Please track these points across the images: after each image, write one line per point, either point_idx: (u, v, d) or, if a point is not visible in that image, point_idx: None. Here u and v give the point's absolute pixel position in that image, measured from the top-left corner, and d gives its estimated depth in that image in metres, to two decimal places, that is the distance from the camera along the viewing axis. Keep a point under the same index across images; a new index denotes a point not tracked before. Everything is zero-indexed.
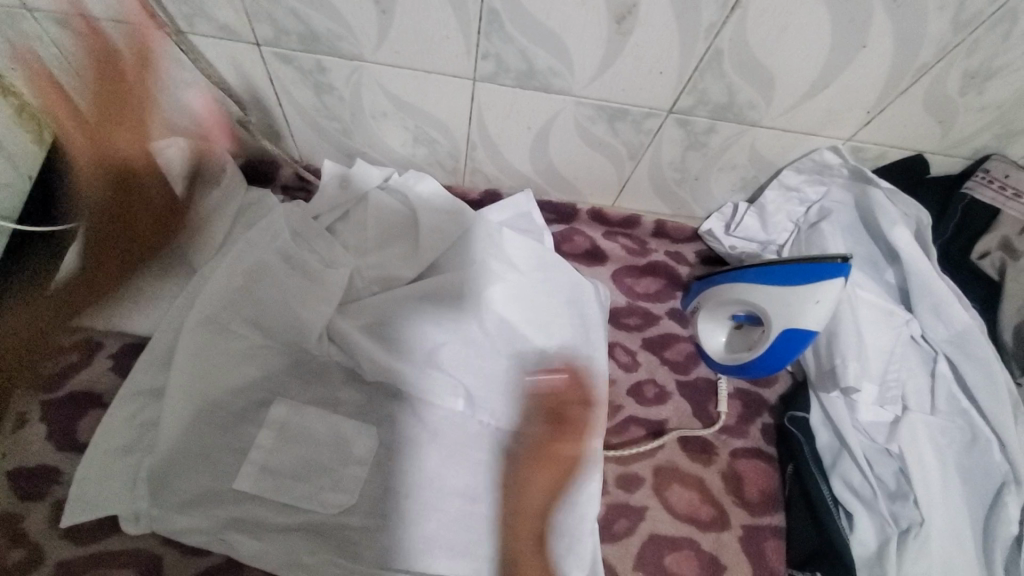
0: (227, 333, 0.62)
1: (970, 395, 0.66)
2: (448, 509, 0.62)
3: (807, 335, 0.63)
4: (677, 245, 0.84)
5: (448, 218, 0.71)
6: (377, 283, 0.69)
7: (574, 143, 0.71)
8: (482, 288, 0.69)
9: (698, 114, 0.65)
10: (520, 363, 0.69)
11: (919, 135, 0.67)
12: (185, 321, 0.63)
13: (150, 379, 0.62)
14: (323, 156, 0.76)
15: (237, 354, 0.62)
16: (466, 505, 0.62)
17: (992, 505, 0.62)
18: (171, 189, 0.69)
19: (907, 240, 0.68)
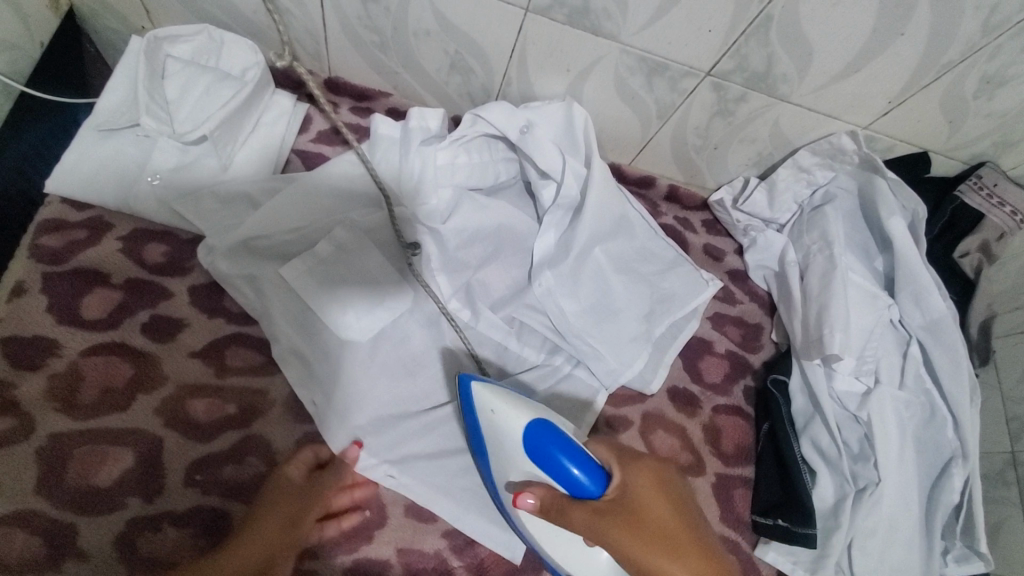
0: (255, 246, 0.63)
1: (934, 379, 0.72)
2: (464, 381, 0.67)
3: (943, 321, 0.72)
4: (685, 212, 0.87)
5: (459, 159, 0.71)
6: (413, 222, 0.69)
7: (609, 92, 0.72)
8: (552, 236, 0.72)
9: (733, 80, 0.67)
10: (624, 281, 0.74)
11: (928, 133, 0.71)
12: (226, 234, 0.62)
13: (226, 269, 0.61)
14: (354, 70, 0.74)
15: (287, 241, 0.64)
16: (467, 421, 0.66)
17: (939, 475, 0.70)
18: (195, 81, 0.68)
19: (901, 230, 0.73)
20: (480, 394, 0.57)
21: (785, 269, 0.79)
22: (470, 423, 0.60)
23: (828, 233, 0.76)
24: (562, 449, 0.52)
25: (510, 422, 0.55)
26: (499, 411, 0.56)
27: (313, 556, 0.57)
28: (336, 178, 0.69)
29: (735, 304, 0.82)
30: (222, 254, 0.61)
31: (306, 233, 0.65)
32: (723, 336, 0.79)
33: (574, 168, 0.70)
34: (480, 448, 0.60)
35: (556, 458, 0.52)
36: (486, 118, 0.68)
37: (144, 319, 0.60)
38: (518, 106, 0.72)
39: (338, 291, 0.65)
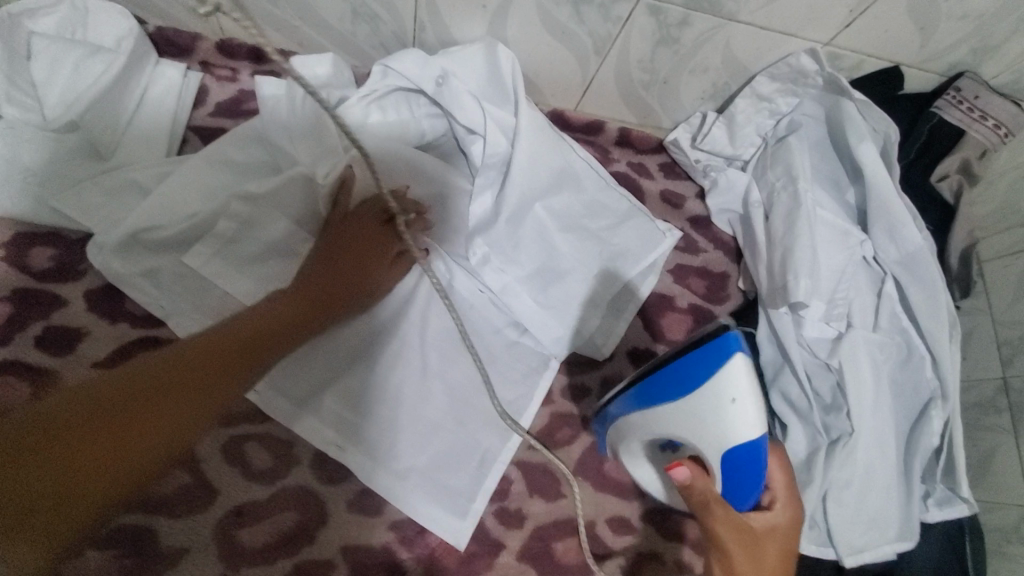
0: (148, 241, 0.57)
1: (911, 316, 0.67)
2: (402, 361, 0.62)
3: (919, 255, 0.66)
4: (640, 157, 0.79)
5: (370, 116, 0.64)
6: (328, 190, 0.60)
7: (535, 29, 0.64)
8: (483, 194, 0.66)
9: (671, 1, 0.59)
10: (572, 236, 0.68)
11: (898, 44, 0.63)
12: (115, 229, 0.56)
13: (121, 266, 0.56)
14: (250, 30, 0.66)
15: (183, 232, 0.57)
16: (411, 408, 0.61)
17: (918, 417, 0.66)
18: (64, 56, 0.59)
19: (872, 157, 0.66)
20: (734, 374, 0.45)
21: (749, 211, 0.73)
22: (685, 363, 0.48)
23: (793, 167, 0.69)
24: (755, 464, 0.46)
25: (737, 421, 0.46)
26: (741, 400, 0.45)
27: (249, 564, 0.53)
28: (242, 149, 0.62)
29: (699, 254, 0.76)
30: (113, 253, 0.56)
31: (203, 216, 0.58)
32: (686, 289, 0.74)
33: (501, 118, 0.64)
34: (671, 383, 0.49)
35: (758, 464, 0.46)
36: (397, 69, 0.62)
37: (37, 332, 0.55)
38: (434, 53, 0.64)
39: (254, 274, 0.60)
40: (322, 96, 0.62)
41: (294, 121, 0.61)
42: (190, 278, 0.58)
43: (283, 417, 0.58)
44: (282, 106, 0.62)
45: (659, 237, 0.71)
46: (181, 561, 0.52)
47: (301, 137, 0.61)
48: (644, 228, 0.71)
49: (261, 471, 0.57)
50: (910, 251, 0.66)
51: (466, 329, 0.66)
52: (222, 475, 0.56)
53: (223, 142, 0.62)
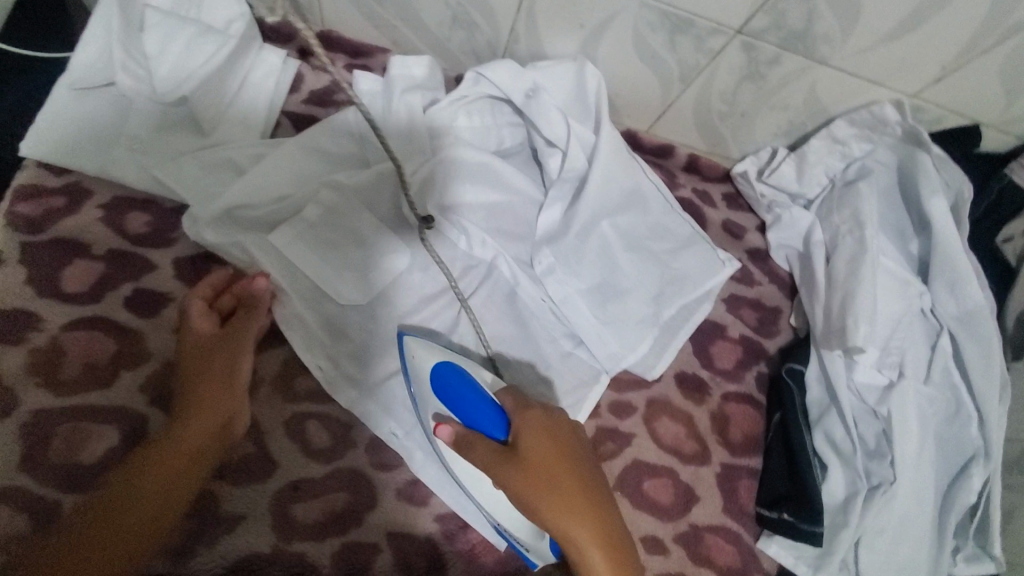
0: (242, 218, 0.60)
1: (962, 372, 0.67)
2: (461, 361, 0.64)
3: (978, 313, 0.66)
4: (705, 184, 0.80)
5: (456, 121, 0.67)
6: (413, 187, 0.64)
7: (626, 52, 0.65)
8: (555, 207, 0.67)
9: (766, 40, 0.60)
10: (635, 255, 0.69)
11: (983, 104, 0.64)
12: (210, 203, 0.58)
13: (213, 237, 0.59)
14: (350, 24, 0.69)
15: (276, 213, 0.61)
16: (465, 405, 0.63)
17: (959, 473, 0.66)
18: (176, 32, 0.62)
19: (942, 212, 0.67)
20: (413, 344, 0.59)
21: (810, 250, 0.74)
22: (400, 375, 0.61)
23: (860, 212, 0.70)
24: (469, 388, 0.56)
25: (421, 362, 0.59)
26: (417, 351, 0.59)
27: (300, 538, 0.55)
28: (333, 140, 0.65)
29: (754, 286, 0.77)
30: (207, 225, 0.58)
31: (294, 197, 0.61)
32: (738, 319, 0.75)
33: (581, 134, 0.66)
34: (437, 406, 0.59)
35: (468, 395, 0.56)
36: (489, 77, 0.64)
37: (126, 293, 0.58)
38: (524, 67, 0.67)
39: (331, 259, 0.61)
40: (417, 96, 0.65)
41: (389, 118, 0.65)
42: (271, 258, 0.60)
43: (350, 397, 0.61)
44: (380, 104, 0.66)
45: (718, 266, 0.73)
46: (237, 528, 0.54)
47: (394, 136, 0.65)
48: (703, 256, 0.72)
49: (320, 449, 0.59)
50: (970, 309, 0.67)
51: (522, 335, 0.66)
52: (282, 450, 0.57)
53: (316, 129, 0.64)
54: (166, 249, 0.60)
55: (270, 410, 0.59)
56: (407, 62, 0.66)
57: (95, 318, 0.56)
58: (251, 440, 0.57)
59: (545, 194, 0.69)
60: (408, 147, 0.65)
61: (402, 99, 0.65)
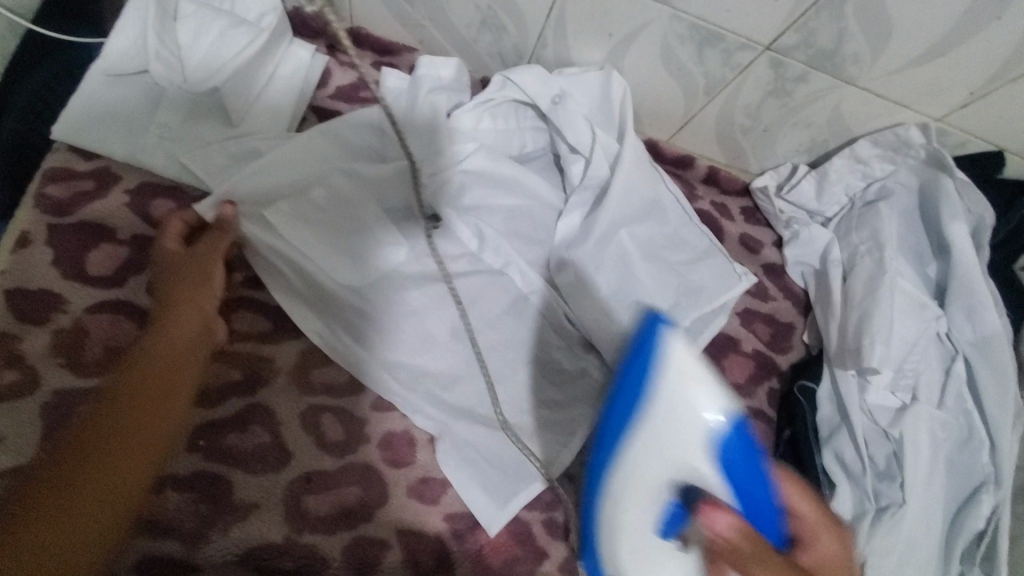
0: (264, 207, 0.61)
1: (976, 398, 0.67)
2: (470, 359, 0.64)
3: (994, 340, 0.66)
4: (724, 197, 0.80)
5: (478, 123, 0.68)
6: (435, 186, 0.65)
7: (653, 63, 0.66)
8: (572, 212, 0.68)
9: (795, 57, 0.60)
10: (652, 265, 0.69)
11: (1010, 131, 0.64)
12: (231, 188, 0.59)
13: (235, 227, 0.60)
14: (380, 22, 0.69)
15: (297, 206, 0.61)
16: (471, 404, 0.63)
17: (968, 498, 0.66)
18: (209, 24, 0.63)
19: (963, 237, 0.67)
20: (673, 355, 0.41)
21: (827, 268, 0.74)
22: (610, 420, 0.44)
23: (880, 233, 0.70)
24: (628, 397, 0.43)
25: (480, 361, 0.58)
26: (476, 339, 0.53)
27: (311, 529, 0.56)
28: (357, 137, 0.66)
29: (768, 301, 0.77)
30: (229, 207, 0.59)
31: (313, 189, 0.62)
32: (751, 334, 0.75)
33: (602, 144, 0.66)
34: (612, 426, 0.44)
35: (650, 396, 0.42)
36: (516, 81, 0.65)
37: (150, 278, 0.58)
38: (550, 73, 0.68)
39: (345, 256, 0.62)
40: (443, 98, 0.67)
41: (413, 117, 0.66)
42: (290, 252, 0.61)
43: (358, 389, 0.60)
44: (404, 103, 0.67)
45: (735, 277, 0.72)
46: (251, 516, 0.55)
47: (419, 133, 0.66)
48: (720, 267, 0.72)
49: (333, 443, 0.59)
50: (985, 336, 0.67)
51: (535, 338, 0.67)
52: (297, 441, 0.58)
53: (340, 120, 0.65)
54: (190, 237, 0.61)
55: (287, 401, 0.59)
56: (436, 63, 0.67)
57: (116, 301, 0.57)
58: (266, 431, 0.58)
59: (564, 200, 0.69)
60: (430, 146, 0.66)
61: (427, 98, 0.66)
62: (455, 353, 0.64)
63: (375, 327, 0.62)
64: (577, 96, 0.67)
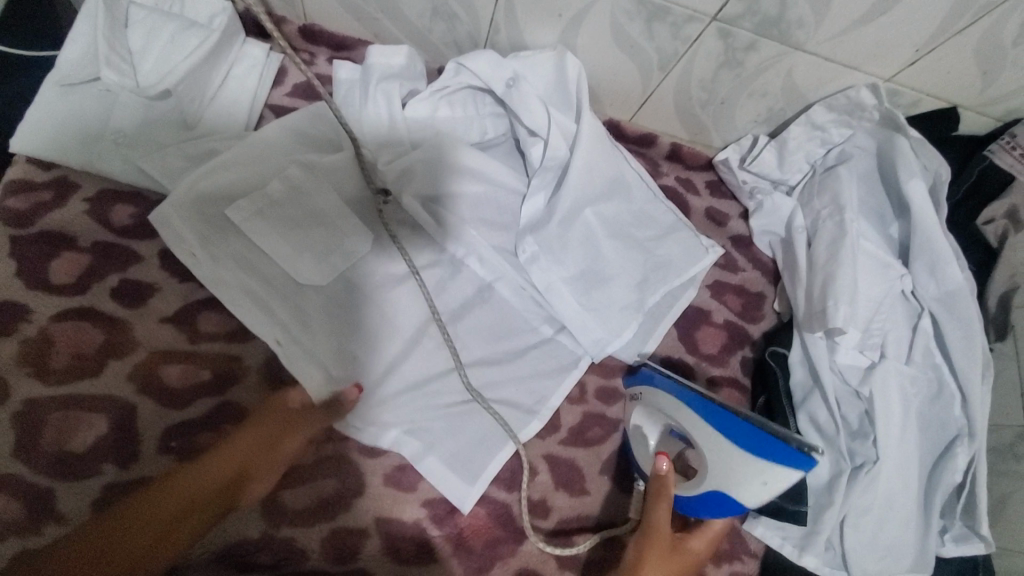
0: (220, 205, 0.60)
1: (945, 353, 0.68)
2: (440, 344, 0.65)
3: (960, 296, 0.67)
4: (689, 172, 0.81)
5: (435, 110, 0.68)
6: (399, 174, 0.66)
7: (605, 42, 0.66)
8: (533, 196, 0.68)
9: (742, 26, 0.61)
10: (618, 243, 0.69)
11: (959, 87, 0.65)
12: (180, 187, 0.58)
13: (181, 226, 0.58)
14: (332, 17, 0.70)
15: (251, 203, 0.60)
16: (439, 388, 0.64)
17: (943, 452, 0.66)
18: (160, 28, 0.63)
19: (921, 194, 0.67)
20: (786, 474, 0.54)
21: (792, 235, 0.74)
22: (735, 425, 0.56)
23: (840, 197, 0.71)
24: (744, 433, 0.56)
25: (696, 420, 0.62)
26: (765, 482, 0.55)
27: (290, 523, 0.56)
28: (316, 132, 0.67)
29: (737, 272, 0.77)
30: (176, 208, 0.58)
31: (271, 183, 0.61)
32: (722, 305, 0.75)
33: (557, 126, 0.67)
34: (729, 425, 0.57)
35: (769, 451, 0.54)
36: (469, 67, 0.65)
37: (114, 284, 0.59)
38: (504, 57, 0.68)
39: (307, 252, 0.62)
40: (395, 86, 0.67)
41: (368, 108, 0.67)
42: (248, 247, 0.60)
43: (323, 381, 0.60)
44: (357, 96, 0.67)
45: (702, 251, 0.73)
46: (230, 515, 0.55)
47: (377, 128, 0.67)
48: (687, 243, 0.73)
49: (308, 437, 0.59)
50: (949, 291, 0.67)
51: (503, 319, 0.69)
52: None
53: (298, 114, 0.66)
54: (153, 241, 0.61)
55: (256, 396, 0.59)
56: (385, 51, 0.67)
57: (80, 308, 0.57)
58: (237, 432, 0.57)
59: (528, 184, 0.70)
60: (389, 138, 0.67)
61: (381, 90, 0.67)
62: (423, 337, 0.65)
63: (342, 320, 0.63)
64: (532, 79, 0.67)
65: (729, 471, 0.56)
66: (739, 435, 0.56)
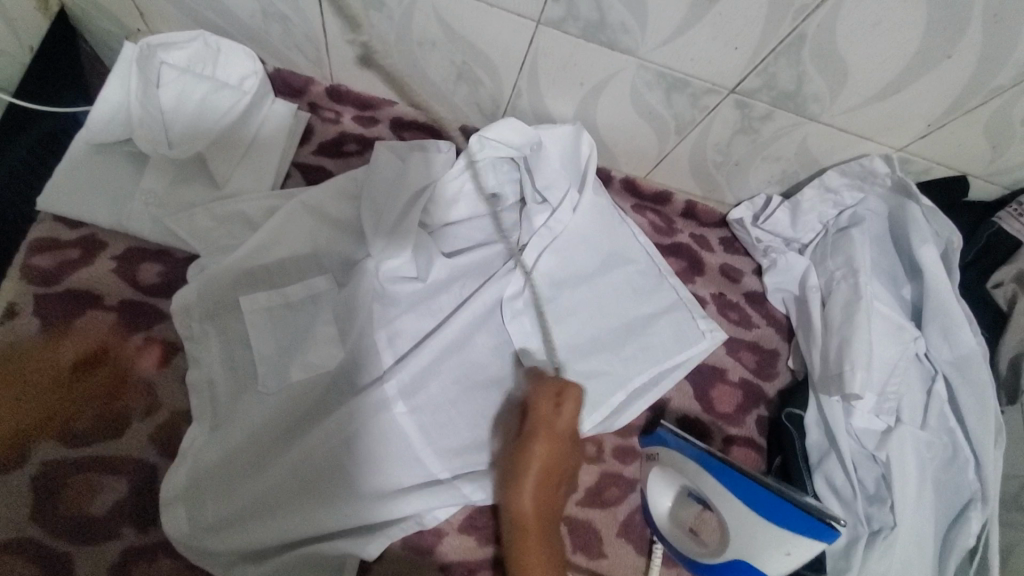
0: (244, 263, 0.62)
1: (959, 417, 0.68)
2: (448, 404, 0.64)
3: (974, 361, 0.67)
4: (702, 229, 0.82)
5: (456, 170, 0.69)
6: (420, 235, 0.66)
7: (624, 107, 0.68)
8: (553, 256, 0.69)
9: (759, 99, 0.63)
10: (626, 304, 0.70)
11: (969, 158, 0.66)
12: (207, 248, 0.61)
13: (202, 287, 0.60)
14: (359, 78, 0.71)
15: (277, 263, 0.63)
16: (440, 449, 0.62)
17: (957, 517, 0.66)
18: (192, 88, 0.64)
19: (934, 260, 0.69)
20: (810, 545, 0.54)
21: (806, 294, 0.75)
22: (760, 496, 0.56)
23: (853, 258, 0.72)
24: (769, 504, 0.55)
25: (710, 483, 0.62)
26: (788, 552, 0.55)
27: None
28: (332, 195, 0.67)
29: (751, 328, 0.78)
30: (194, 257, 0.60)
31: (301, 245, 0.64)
32: (737, 362, 0.76)
33: (570, 196, 0.68)
34: (753, 494, 0.56)
35: (794, 522, 0.54)
36: (492, 136, 0.66)
37: (138, 343, 0.59)
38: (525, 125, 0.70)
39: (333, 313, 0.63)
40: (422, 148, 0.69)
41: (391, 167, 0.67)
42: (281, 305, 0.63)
43: (340, 441, 0.60)
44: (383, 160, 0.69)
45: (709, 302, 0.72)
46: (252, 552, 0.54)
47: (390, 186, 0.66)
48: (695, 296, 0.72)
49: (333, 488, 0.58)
50: (962, 355, 0.68)
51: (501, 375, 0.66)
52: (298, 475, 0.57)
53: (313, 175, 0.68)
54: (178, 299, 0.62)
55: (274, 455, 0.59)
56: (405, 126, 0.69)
57: (100, 368, 0.58)
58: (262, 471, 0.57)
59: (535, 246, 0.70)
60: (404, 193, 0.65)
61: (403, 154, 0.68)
62: (434, 397, 0.64)
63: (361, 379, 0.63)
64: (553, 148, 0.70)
65: (750, 540, 0.57)
66: (763, 504, 0.55)
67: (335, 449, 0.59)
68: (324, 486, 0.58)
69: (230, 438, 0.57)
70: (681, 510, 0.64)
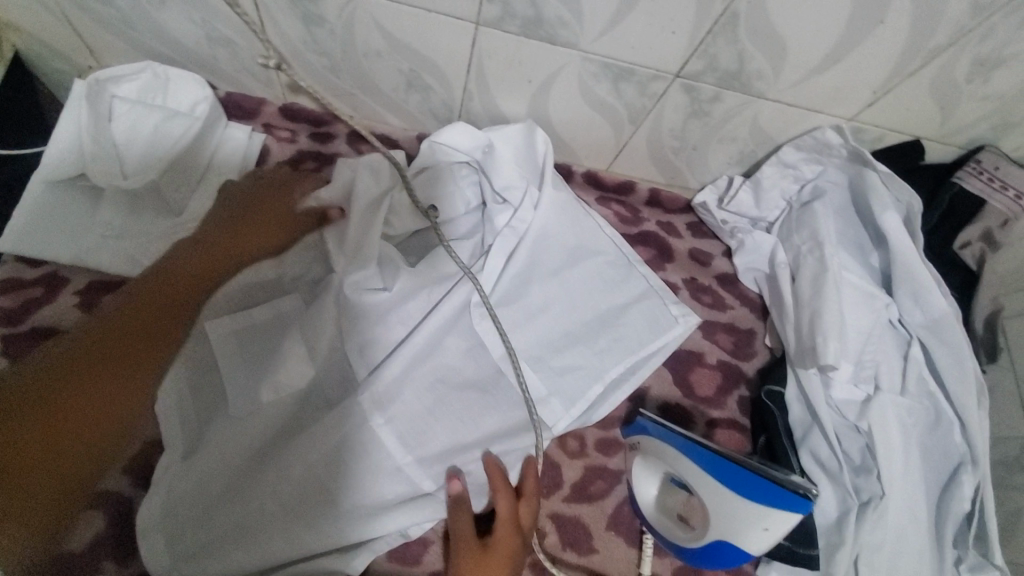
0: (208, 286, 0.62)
1: (938, 380, 0.68)
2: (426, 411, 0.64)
3: (947, 322, 0.67)
4: (669, 216, 0.83)
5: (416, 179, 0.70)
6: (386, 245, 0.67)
7: (575, 101, 0.69)
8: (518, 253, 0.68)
9: (704, 81, 0.63)
10: (594, 294, 0.70)
11: (919, 121, 0.67)
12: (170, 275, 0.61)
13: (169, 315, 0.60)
14: (311, 95, 0.72)
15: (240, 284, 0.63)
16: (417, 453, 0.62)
17: (947, 481, 0.66)
18: (145, 118, 0.66)
19: (896, 225, 0.69)
20: (788, 517, 0.53)
21: (775, 271, 0.75)
22: (735, 472, 0.55)
23: (818, 231, 0.72)
24: (744, 480, 0.54)
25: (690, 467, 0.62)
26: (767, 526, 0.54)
27: None
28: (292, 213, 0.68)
29: (726, 310, 0.78)
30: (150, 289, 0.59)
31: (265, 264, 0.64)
32: (714, 345, 0.76)
33: (529, 194, 0.69)
34: (729, 471, 0.56)
35: (769, 494, 0.53)
36: (448, 139, 0.70)
37: None
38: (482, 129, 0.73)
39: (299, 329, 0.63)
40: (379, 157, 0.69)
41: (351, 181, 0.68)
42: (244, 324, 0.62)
43: (319, 457, 0.59)
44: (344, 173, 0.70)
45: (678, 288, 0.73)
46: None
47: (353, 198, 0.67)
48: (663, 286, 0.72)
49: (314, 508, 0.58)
50: (935, 317, 0.68)
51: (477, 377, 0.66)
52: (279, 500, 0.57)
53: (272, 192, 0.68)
54: None
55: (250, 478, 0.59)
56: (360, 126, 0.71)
57: None
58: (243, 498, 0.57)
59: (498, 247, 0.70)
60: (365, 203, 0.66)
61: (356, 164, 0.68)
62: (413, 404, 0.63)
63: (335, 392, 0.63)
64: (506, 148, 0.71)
65: (730, 519, 0.56)
66: (738, 480, 0.55)
67: (316, 464, 0.59)
68: (305, 505, 0.58)
69: (204, 463, 0.57)
70: (666, 497, 0.63)
